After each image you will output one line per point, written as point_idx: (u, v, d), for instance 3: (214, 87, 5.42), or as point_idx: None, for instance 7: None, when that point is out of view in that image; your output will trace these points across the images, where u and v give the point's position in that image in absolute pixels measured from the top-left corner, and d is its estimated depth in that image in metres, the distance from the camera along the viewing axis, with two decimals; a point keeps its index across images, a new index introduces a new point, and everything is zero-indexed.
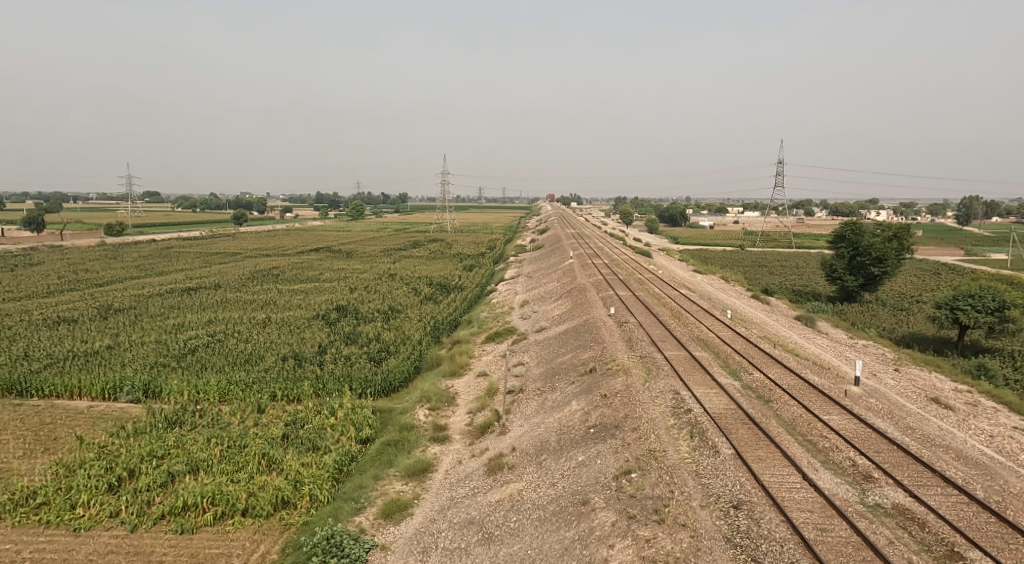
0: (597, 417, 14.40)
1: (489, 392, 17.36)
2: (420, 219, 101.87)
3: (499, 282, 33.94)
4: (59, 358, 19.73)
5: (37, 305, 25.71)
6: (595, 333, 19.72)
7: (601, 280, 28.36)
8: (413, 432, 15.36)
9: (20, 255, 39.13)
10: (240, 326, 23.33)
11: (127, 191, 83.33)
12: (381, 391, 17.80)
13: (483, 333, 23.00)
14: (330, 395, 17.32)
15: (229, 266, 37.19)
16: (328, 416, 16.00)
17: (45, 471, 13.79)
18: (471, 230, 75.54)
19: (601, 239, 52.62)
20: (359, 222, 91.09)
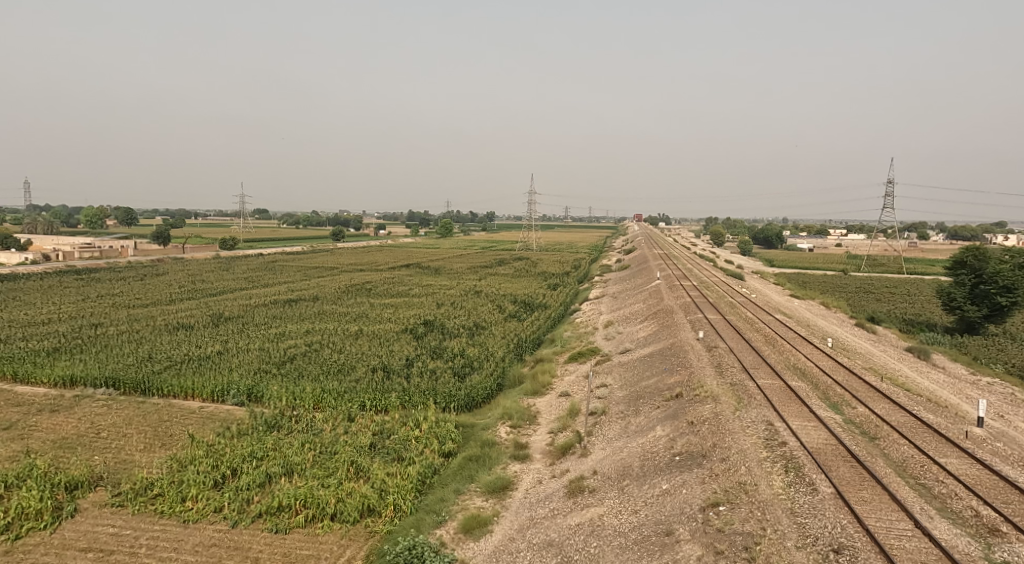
0: (682, 444, 14.44)
1: (572, 413, 17.66)
2: (508, 237, 103.35)
3: (583, 301, 34.24)
4: (176, 361, 21.49)
5: (159, 311, 28.07)
6: (682, 357, 19.67)
7: (689, 303, 28.14)
8: (494, 449, 15.86)
9: (146, 265, 42.78)
10: (335, 337, 24.64)
11: (240, 211, 89.20)
12: (464, 406, 18.46)
13: (566, 352, 23.38)
14: (415, 407, 18.11)
15: (328, 280, 39.27)
16: (413, 428, 16.74)
17: (161, 464, 15.12)
18: (559, 249, 76.02)
19: (692, 260, 51.95)
20: (450, 240, 93.45)
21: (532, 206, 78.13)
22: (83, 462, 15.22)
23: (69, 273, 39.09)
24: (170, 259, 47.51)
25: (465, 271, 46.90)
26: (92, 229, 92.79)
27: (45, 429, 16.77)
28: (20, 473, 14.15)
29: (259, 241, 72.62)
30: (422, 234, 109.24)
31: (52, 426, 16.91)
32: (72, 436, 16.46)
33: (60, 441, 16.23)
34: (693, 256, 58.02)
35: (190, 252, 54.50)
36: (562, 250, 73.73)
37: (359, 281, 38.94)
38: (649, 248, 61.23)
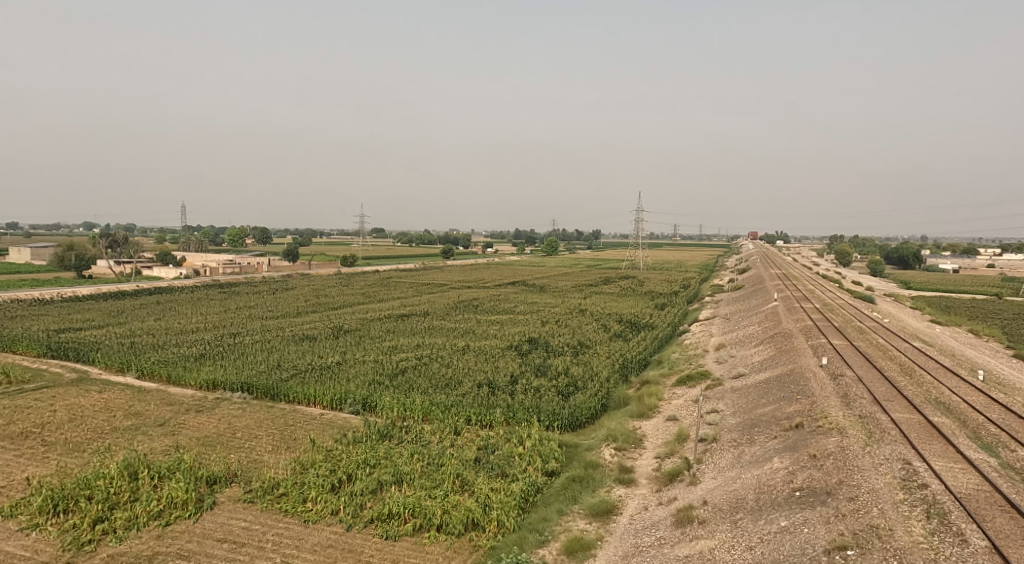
0: (803, 479, 14.01)
1: (679, 438, 17.48)
2: (614, 256, 102.93)
3: (693, 322, 33.67)
4: (301, 370, 23.11)
5: (287, 322, 30.26)
6: (803, 386, 18.99)
7: (811, 327, 27.05)
8: (598, 471, 16.05)
9: (276, 280, 46.12)
10: (443, 351, 25.65)
11: (358, 230, 94.34)
12: (568, 425, 18.73)
13: (674, 375, 23.15)
14: (519, 423, 18.55)
15: (437, 296, 40.78)
16: (517, 445, 17.16)
17: (286, 465, 16.29)
18: (668, 268, 74.85)
19: (814, 281, 49.73)
20: (556, 259, 94.26)
21: (640, 225, 77.56)
22: (220, 460, 16.65)
23: (213, 286, 42.89)
24: (298, 274, 50.97)
25: (570, 290, 47.28)
26: (229, 247, 100.96)
27: (190, 427, 18.54)
28: (170, 465, 15.54)
29: (375, 258, 76.25)
30: (528, 252, 110.84)
31: (196, 425, 18.68)
32: (212, 435, 18.10)
33: (202, 439, 17.87)
34: (813, 276, 55.49)
35: (315, 268, 58.07)
36: (670, 269, 72.56)
37: (467, 298, 40.21)
38: (765, 267, 59.19)
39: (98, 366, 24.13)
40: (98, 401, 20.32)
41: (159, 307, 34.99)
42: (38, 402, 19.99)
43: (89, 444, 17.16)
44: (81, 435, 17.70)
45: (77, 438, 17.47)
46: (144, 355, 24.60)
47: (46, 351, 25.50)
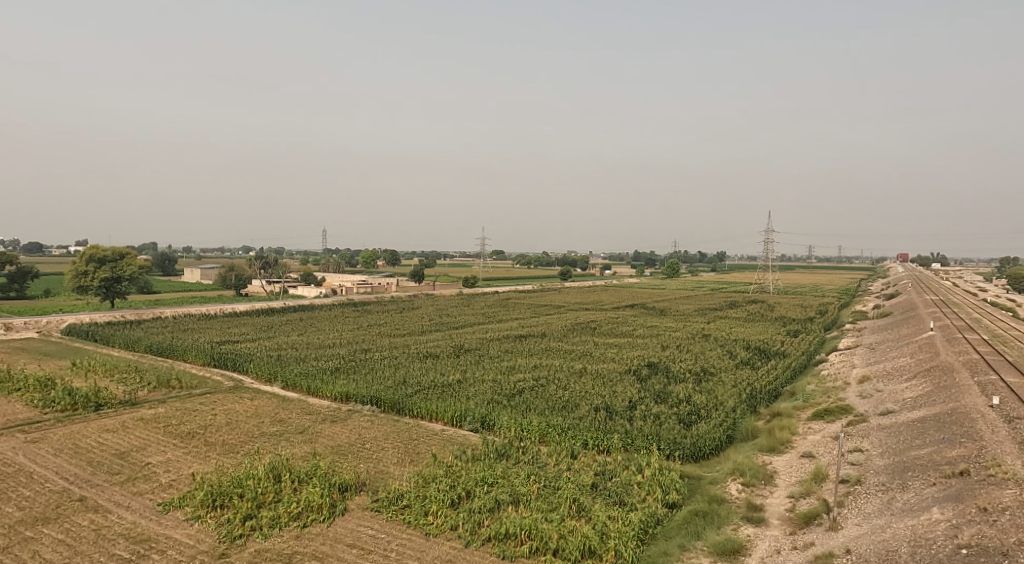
0: (970, 535, 12.94)
1: (816, 477, 16.67)
2: (741, 279, 99.30)
3: (830, 352, 31.91)
4: (424, 386, 24.11)
5: (413, 340, 31.67)
6: (968, 428, 17.46)
7: (975, 361, 24.79)
8: (723, 507, 15.67)
9: (403, 300, 48.37)
10: (560, 373, 25.88)
11: (481, 251, 97.09)
12: (689, 455, 18.37)
13: (810, 408, 22.12)
14: (638, 451, 18.40)
15: (556, 317, 41.17)
16: (635, 473, 17.00)
17: (410, 478, 17.05)
18: (801, 292, 71.31)
19: (975, 308, 45.54)
20: (679, 281, 92.38)
21: (770, 246, 74.59)
22: (351, 468, 17.72)
23: (347, 305, 45.71)
24: (423, 294, 53.07)
25: (693, 313, 46.23)
26: (362, 269, 107.00)
27: (325, 436, 19.88)
28: (308, 470, 16.73)
29: (497, 280, 78.12)
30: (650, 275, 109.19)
31: (331, 434, 20.01)
32: (344, 444, 19.31)
33: (336, 448, 19.10)
34: (976, 303, 50.74)
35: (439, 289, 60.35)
36: (805, 293, 69.10)
37: (585, 320, 40.30)
38: (916, 293, 54.88)
39: (250, 376, 26.47)
40: (248, 407, 22.25)
41: (301, 323, 37.76)
42: (201, 406, 22.18)
43: (243, 446, 18.83)
44: (236, 437, 19.46)
45: (232, 440, 19.23)
46: (287, 367, 26.68)
47: (208, 360, 28.32)
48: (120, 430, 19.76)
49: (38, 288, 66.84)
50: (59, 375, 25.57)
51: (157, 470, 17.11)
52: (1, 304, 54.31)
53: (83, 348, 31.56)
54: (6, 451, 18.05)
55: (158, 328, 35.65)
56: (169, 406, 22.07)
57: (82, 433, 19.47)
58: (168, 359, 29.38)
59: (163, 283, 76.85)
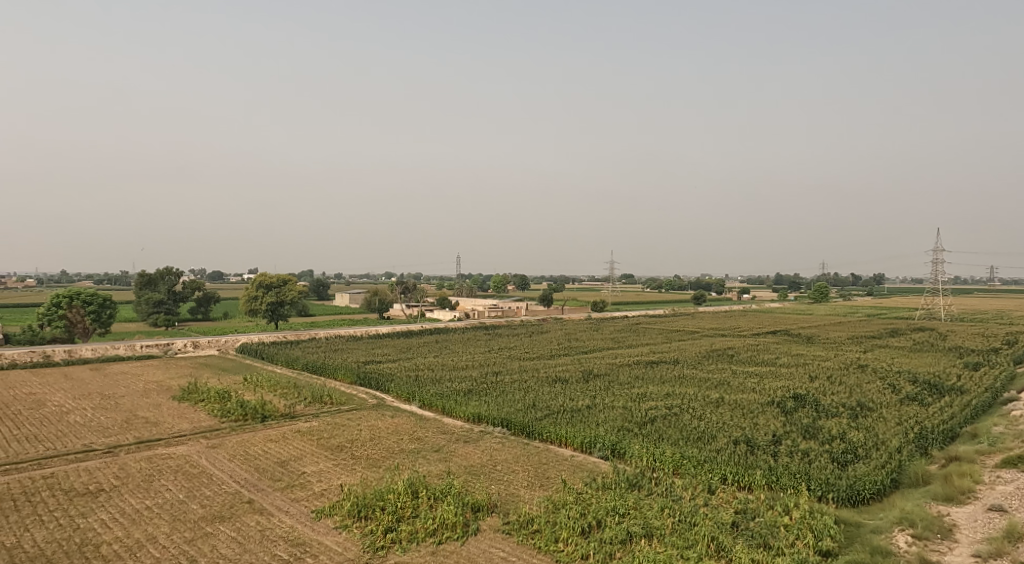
0: None
1: (1007, 534, 14.90)
2: (903, 304, 91.72)
3: (1018, 390, 28.49)
4: (554, 411, 24.13)
5: (542, 364, 31.84)
6: None
7: None
8: (888, 560, 14.40)
9: (533, 324, 48.95)
10: (695, 402, 25.01)
11: (613, 275, 96.60)
12: (846, 498, 17.07)
13: (997, 454, 19.86)
14: (784, 490, 17.38)
15: (689, 343, 39.97)
16: (782, 514, 16.05)
17: (540, 502, 17.06)
18: (978, 319, 64.49)
19: None
20: (829, 306, 86.75)
21: (939, 267, 68.23)
22: (483, 489, 18.04)
23: (480, 328, 46.94)
24: (553, 319, 53.29)
25: (846, 341, 43.18)
26: (493, 293, 109.62)
27: (459, 456, 20.41)
28: (443, 488, 17.22)
29: (631, 304, 77.18)
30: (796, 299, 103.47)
31: (464, 454, 20.51)
32: (477, 465, 19.71)
33: (469, 467, 19.55)
34: None
35: (571, 313, 60.51)
36: (983, 320, 62.46)
37: (721, 347, 38.82)
38: None
39: (391, 395, 27.78)
40: (389, 424, 23.33)
41: (437, 345, 39.17)
42: (348, 421, 23.54)
43: (384, 461, 19.74)
44: (378, 452, 20.45)
45: (375, 455, 20.22)
46: (424, 387, 27.73)
47: (354, 378, 30.04)
48: (281, 440, 21.40)
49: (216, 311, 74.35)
50: (231, 388, 28.16)
51: (311, 479, 18.31)
52: (183, 324, 60.85)
53: (250, 365, 34.60)
54: (191, 454, 20.04)
55: (312, 348, 38.38)
56: (321, 420, 23.60)
57: (251, 441, 21.27)
58: (320, 377, 31.48)
59: (318, 306, 82.89)
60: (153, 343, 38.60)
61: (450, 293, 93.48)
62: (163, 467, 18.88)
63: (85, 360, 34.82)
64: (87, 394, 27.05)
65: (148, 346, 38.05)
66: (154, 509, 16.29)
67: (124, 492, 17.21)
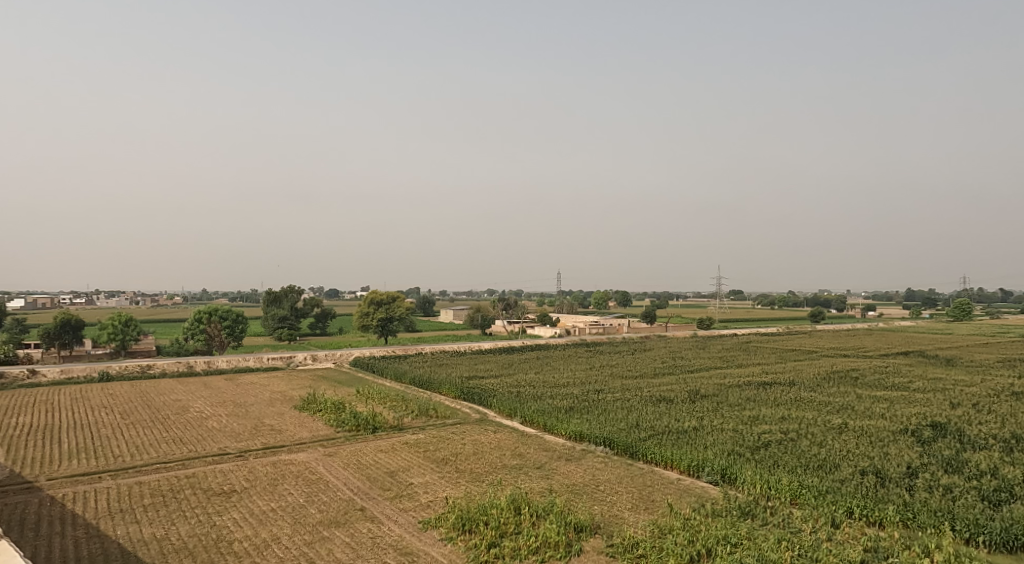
0: None
1: None
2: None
3: None
4: (658, 432, 23.33)
5: (646, 383, 30.93)
6: None
7: None
8: None
9: (637, 341, 47.94)
10: (814, 428, 23.44)
11: (722, 291, 93.64)
12: (998, 543, 15.32)
13: None
14: (923, 529, 15.84)
15: (806, 364, 37.77)
16: (920, 555, 14.60)
17: (646, 526, 16.40)
18: None
19: None
20: (966, 324, 79.97)
21: None
22: (586, 509, 17.58)
23: (582, 345, 46.46)
24: (658, 336, 52.10)
25: (988, 365, 39.43)
26: (595, 310, 108.72)
27: (561, 474, 20.05)
28: (546, 506, 16.95)
29: (742, 322, 74.25)
30: (926, 318, 96.14)
31: (566, 472, 20.13)
32: (579, 484, 19.28)
33: (572, 486, 19.15)
34: None
35: (676, 330, 59.07)
36: None
37: (844, 368, 36.39)
38: None
39: (494, 410, 27.84)
40: (491, 439, 23.33)
41: (539, 361, 39.02)
42: (453, 435, 23.74)
43: (487, 475, 19.69)
44: (481, 466, 20.44)
45: (479, 469, 20.21)
46: (526, 403, 27.58)
47: (458, 393, 30.34)
48: (390, 451, 21.84)
49: (331, 326, 77.93)
50: (345, 400, 29.18)
51: (418, 490, 18.51)
52: (301, 338, 64.05)
53: (361, 378, 35.77)
54: (309, 461, 20.81)
55: (419, 363, 39.24)
56: (427, 433, 23.93)
57: (363, 451, 21.83)
58: (426, 391, 32.03)
59: (425, 323, 85.26)
60: (277, 355, 40.70)
61: (553, 310, 93.53)
62: (286, 472, 19.69)
63: (220, 371, 37.20)
64: (221, 402, 28.80)
65: (272, 358, 40.20)
66: (278, 512, 16.90)
67: (252, 494, 17.99)
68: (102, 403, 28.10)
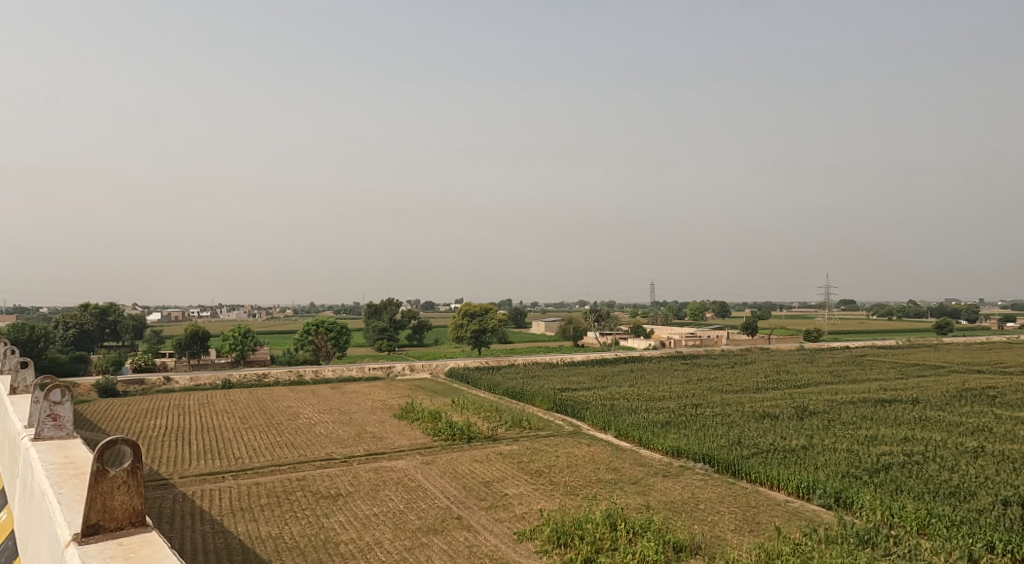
0: None
1: None
2: None
3: None
4: (763, 450, 22.11)
5: (748, 398, 29.49)
6: None
7: None
8: None
9: (738, 354, 46.05)
10: (942, 451, 21.51)
11: (830, 302, 89.05)
12: None
13: None
14: None
15: (930, 380, 34.94)
16: None
17: (751, 549, 15.45)
18: None
19: None
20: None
21: None
22: (685, 527, 16.80)
23: (678, 357, 45.11)
24: (760, 348, 49.96)
25: None
26: (693, 321, 106.03)
27: (658, 490, 19.31)
28: (643, 523, 16.28)
29: (854, 334, 70.22)
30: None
31: (664, 489, 19.36)
32: (678, 502, 18.48)
33: (669, 504, 18.37)
34: None
35: (780, 342, 56.55)
36: None
37: (976, 386, 33.39)
38: None
39: (587, 423, 27.35)
40: (586, 452, 22.86)
41: (633, 374, 38.11)
42: (546, 447, 23.43)
43: (581, 489, 19.23)
44: (576, 480, 19.99)
45: (573, 482, 19.79)
46: (620, 416, 26.92)
47: (551, 405, 29.99)
48: (485, 461, 21.79)
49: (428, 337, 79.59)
50: (441, 409, 29.47)
51: (513, 501, 18.30)
52: (400, 349, 65.67)
53: (457, 389, 36.08)
54: (409, 468, 21.06)
55: (512, 374, 39.19)
56: (521, 444, 23.72)
57: (458, 460, 21.90)
58: (519, 402, 31.89)
59: (520, 334, 85.66)
60: (378, 365, 41.77)
61: (648, 321, 91.82)
62: (386, 478, 19.99)
63: (326, 380, 38.57)
64: (328, 409, 29.79)
65: (373, 367, 41.31)
66: (380, 516, 17.11)
67: (356, 498, 18.35)
68: (225, 408, 29.75)
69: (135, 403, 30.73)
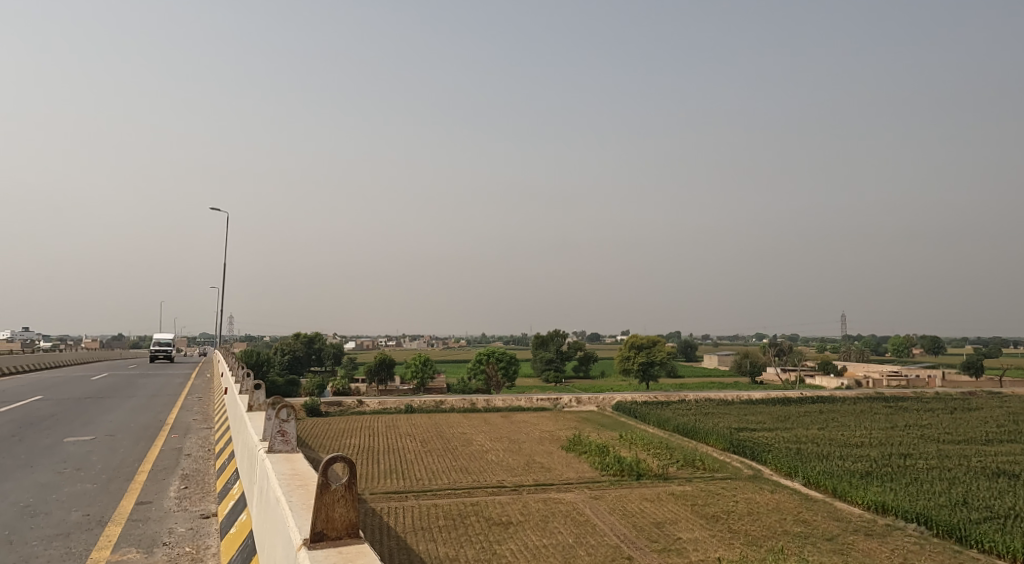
0: None
1: None
2: None
3: None
4: (998, 515, 18.46)
5: (974, 452, 25.16)
6: None
7: None
8: None
9: (958, 398, 39.90)
10: None
11: None
12: None
13: None
14: None
15: None
16: None
17: None
18: None
19: None
20: None
21: None
22: None
23: (879, 399, 40.08)
24: (985, 392, 42.95)
25: None
26: (894, 358, 95.18)
27: (860, 551, 16.65)
28: None
29: None
30: None
31: (867, 550, 16.67)
32: None
33: None
34: None
35: (1010, 386, 48.40)
36: None
37: None
38: None
39: (769, 467, 24.74)
40: (770, 500, 20.48)
41: (823, 416, 34.26)
42: (723, 490, 21.35)
43: (766, 540, 17.05)
44: (759, 529, 17.83)
45: (756, 532, 17.65)
46: (809, 463, 24.03)
47: (728, 446, 27.58)
48: (656, 501, 20.20)
49: (597, 369, 78.62)
50: (611, 444, 28.15)
51: (687, 547, 16.61)
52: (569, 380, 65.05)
53: (626, 423, 34.53)
54: (578, 502, 20.04)
55: (685, 410, 36.94)
56: (695, 486, 21.83)
57: (628, 498, 20.52)
58: (693, 440, 29.73)
59: (693, 369, 81.77)
60: (546, 396, 41.31)
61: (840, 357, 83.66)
62: (556, 510, 19.12)
63: (497, 408, 38.74)
64: (500, 437, 29.65)
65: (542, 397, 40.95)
66: (550, 549, 16.21)
67: (527, 528, 17.63)
68: (408, 431, 30.68)
69: (333, 423, 32.74)
